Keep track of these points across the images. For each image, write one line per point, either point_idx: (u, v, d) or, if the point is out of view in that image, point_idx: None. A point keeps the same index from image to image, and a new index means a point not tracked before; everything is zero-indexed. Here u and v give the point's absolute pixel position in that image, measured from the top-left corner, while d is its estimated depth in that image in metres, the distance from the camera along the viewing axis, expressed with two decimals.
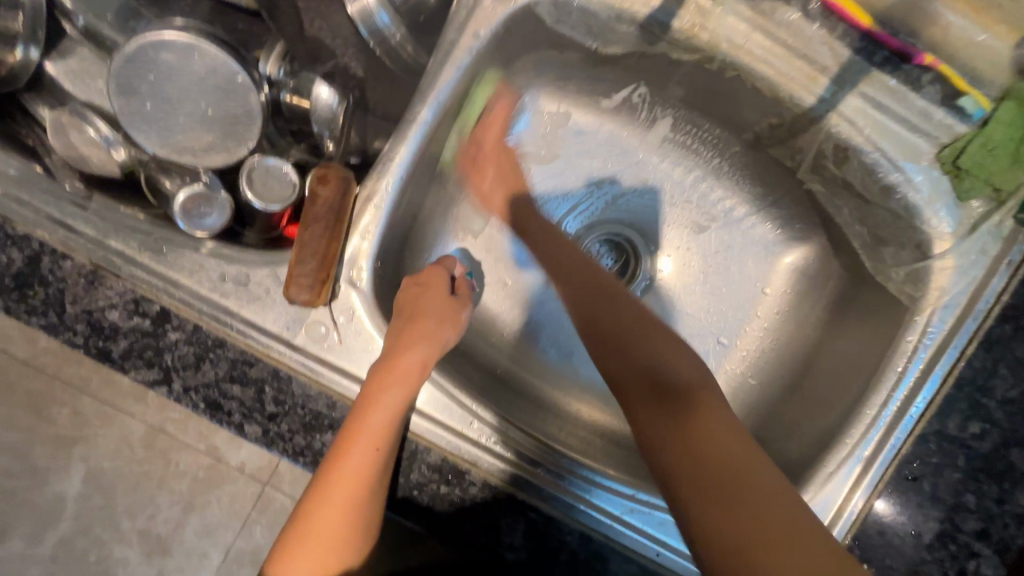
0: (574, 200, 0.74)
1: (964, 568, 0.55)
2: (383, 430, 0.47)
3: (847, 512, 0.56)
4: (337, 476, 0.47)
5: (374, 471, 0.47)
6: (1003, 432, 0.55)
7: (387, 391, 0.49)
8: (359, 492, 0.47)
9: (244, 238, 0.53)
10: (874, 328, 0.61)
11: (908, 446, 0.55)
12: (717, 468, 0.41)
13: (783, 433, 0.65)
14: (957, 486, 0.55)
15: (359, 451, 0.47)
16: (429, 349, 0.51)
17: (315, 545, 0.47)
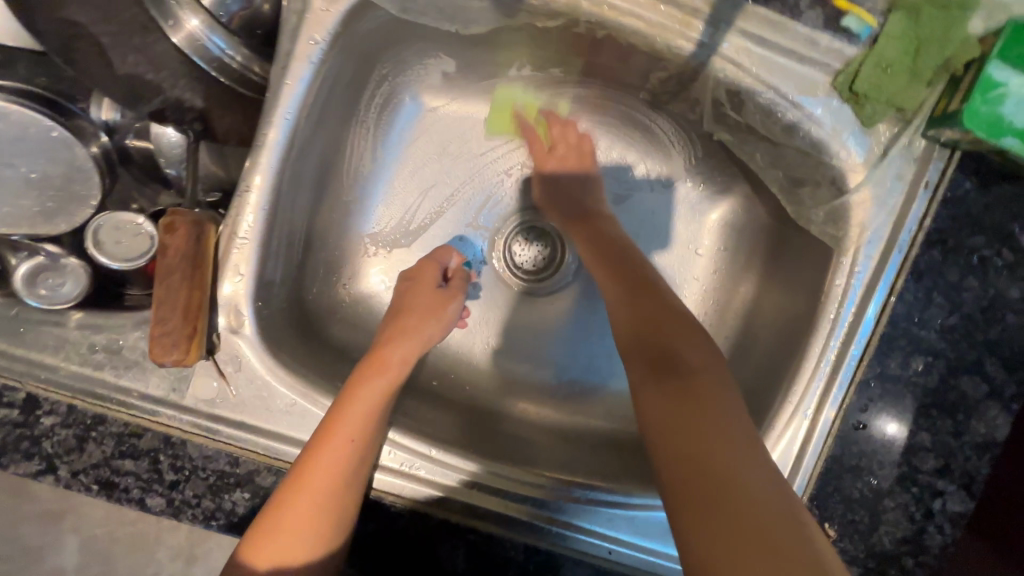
0: (484, 193, 0.70)
1: (929, 508, 0.53)
2: (367, 422, 0.47)
3: (800, 474, 0.53)
4: (310, 462, 0.45)
5: (351, 464, 0.46)
6: (947, 362, 0.52)
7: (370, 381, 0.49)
8: (331, 482, 0.45)
9: (124, 297, 0.50)
10: (804, 275, 0.57)
11: (852, 395, 0.52)
12: (691, 442, 0.40)
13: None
14: (910, 426, 0.52)
15: (335, 442, 0.46)
16: (410, 346, 0.54)
17: (287, 531, 0.44)
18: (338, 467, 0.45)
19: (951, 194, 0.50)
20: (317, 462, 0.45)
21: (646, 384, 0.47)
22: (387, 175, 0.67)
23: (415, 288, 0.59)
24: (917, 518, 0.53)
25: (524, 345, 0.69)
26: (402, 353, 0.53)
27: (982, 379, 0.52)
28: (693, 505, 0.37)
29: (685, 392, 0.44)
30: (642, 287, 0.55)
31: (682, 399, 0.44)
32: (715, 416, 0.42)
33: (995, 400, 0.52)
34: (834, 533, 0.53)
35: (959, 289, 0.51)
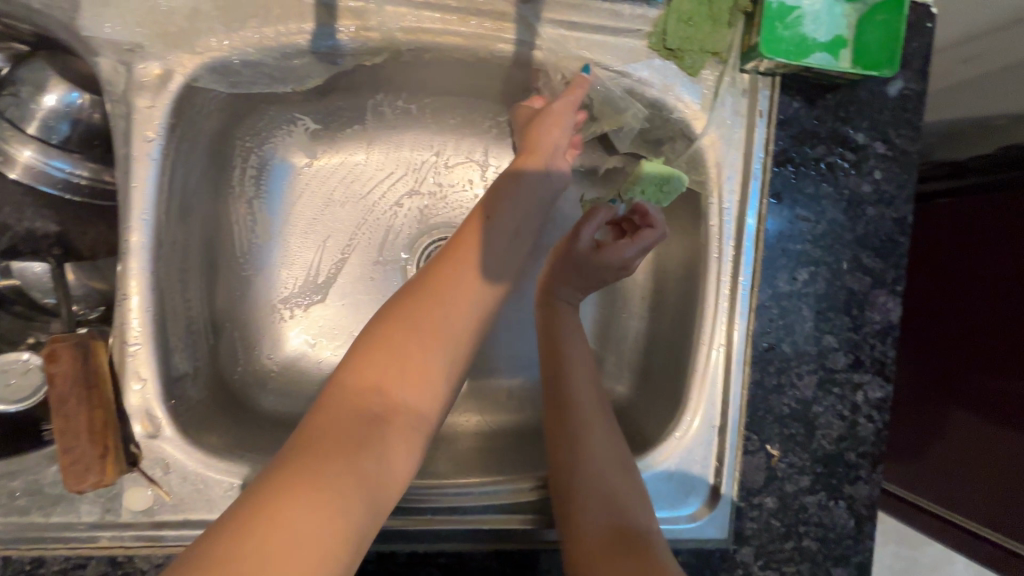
0: (382, 228, 0.70)
1: (855, 402, 0.57)
2: (433, 372, 0.41)
3: (731, 412, 0.55)
4: (388, 328, 0.41)
5: (443, 335, 0.42)
6: (829, 268, 0.55)
7: (439, 316, 0.42)
8: (410, 357, 0.40)
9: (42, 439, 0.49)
10: (686, 225, 0.60)
11: (755, 322, 0.55)
12: None
13: (658, 363, 0.63)
14: (814, 334, 0.56)
15: (434, 305, 0.43)
16: (500, 237, 0.49)
17: (350, 404, 0.38)
18: (432, 330, 0.42)
19: (783, 116, 0.54)
20: (405, 324, 0.41)
21: (597, 553, 0.45)
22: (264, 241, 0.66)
23: (490, 204, 0.50)
24: (846, 414, 0.57)
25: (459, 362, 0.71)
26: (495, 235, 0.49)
27: (864, 273, 0.56)
28: None
29: (632, 557, 0.44)
30: (567, 405, 0.54)
31: (630, 569, 0.42)
32: None
33: (881, 287, 0.56)
34: (776, 452, 0.56)
35: (818, 199, 0.55)
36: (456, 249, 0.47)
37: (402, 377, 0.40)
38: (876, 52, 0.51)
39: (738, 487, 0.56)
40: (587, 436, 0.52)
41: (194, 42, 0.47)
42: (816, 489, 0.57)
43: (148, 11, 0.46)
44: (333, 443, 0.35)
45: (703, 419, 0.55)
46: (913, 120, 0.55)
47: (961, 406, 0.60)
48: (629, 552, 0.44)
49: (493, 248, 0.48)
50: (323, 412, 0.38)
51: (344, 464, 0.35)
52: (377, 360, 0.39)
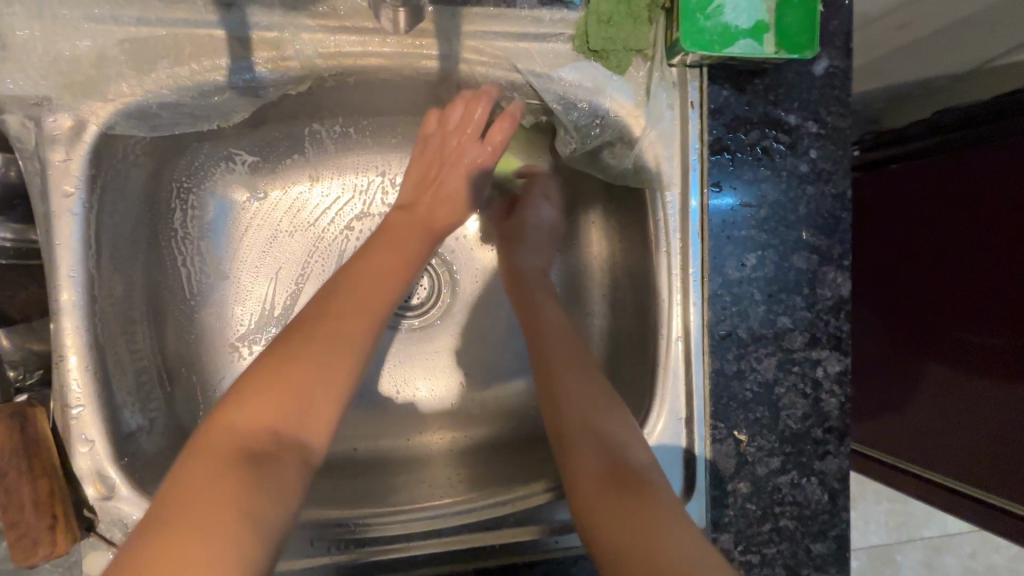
0: (334, 254, 0.69)
1: (815, 378, 0.57)
2: (321, 402, 0.46)
3: (696, 404, 0.55)
4: (279, 359, 0.47)
5: (334, 364, 0.47)
6: (777, 249, 0.56)
7: (322, 351, 0.47)
8: (302, 386, 0.46)
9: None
10: (635, 222, 0.61)
11: (709, 312, 0.55)
12: (627, 555, 0.43)
13: (624, 363, 0.64)
14: (769, 316, 0.56)
15: (321, 335, 0.48)
16: (393, 259, 0.56)
17: (232, 438, 0.42)
18: (323, 353, 0.48)
19: (715, 104, 0.54)
20: (295, 357, 0.47)
21: (594, 486, 0.48)
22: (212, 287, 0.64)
23: (385, 235, 0.58)
24: (808, 391, 0.57)
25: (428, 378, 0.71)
26: (392, 260, 0.56)
27: (810, 251, 0.56)
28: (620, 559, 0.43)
29: (618, 497, 0.47)
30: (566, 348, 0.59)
31: (612, 506, 0.46)
32: (650, 521, 0.45)
33: (829, 263, 0.57)
34: (744, 437, 0.56)
35: (757, 182, 0.55)
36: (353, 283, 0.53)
37: (295, 412, 0.45)
38: (797, 34, 0.51)
39: (710, 475, 0.56)
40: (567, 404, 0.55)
41: (104, 90, 0.45)
42: (786, 468, 0.57)
43: (51, 61, 0.45)
44: (220, 478, 0.40)
45: (668, 414, 0.56)
46: (842, 97, 0.56)
47: (938, 360, 0.72)
48: (622, 488, 0.47)
49: (386, 283, 0.54)
50: (211, 454, 0.41)
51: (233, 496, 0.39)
52: (259, 399, 0.44)
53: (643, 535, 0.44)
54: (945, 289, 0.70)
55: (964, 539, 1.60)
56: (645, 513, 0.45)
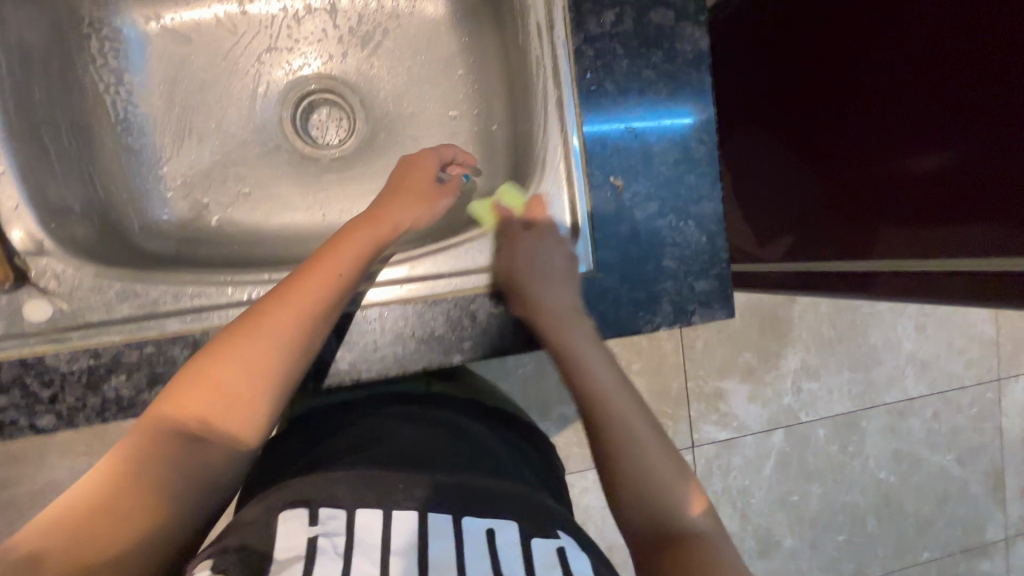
0: (248, 86, 0.74)
1: (683, 128, 0.63)
2: (248, 397, 0.49)
3: (574, 158, 0.62)
4: (231, 351, 0.49)
5: (272, 363, 0.50)
6: (633, 7, 0.61)
7: (243, 367, 0.49)
8: (245, 367, 0.49)
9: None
10: None
11: (575, 65, 0.61)
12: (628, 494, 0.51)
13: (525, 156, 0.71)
14: (631, 71, 0.62)
15: (262, 337, 0.50)
16: (342, 258, 0.56)
17: (162, 421, 0.47)
18: (271, 348, 0.50)
19: None
20: (237, 349, 0.49)
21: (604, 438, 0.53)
22: (174, 144, 0.72)
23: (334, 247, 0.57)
24: (678, 141, 0.63)
25: (345, 198, 0.78)
26: (342, 266, 0.56)
27: (666, 8, 0.62)
28: (622, 495, 0.51)
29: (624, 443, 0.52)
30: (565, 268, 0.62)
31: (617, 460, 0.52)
32: (635, 474, 0.51)
33: (686, 19, 0.62)
34: (621, 183, 0.62)
35: None
36: (300, 282, 0.54)
37: (223, 409, 0.48)
38: None
39: (592, 218, 0.62)
40: (549, 288, 0.60)
41: None
42: (665, 212, 0.63)
43: None
44: (140, 470, 0.44)
45: (549, 169, 0.63)
46: None
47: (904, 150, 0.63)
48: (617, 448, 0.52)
49: (323, 288, 0.54)
50: (136, 430, 0.46)
51: (140, 482, 0.44)
52: (190, 387, 0.48)
53: (640, 495, 0.50)
54: (907, 104, 0.62)
55: (925, 403, 1.59)
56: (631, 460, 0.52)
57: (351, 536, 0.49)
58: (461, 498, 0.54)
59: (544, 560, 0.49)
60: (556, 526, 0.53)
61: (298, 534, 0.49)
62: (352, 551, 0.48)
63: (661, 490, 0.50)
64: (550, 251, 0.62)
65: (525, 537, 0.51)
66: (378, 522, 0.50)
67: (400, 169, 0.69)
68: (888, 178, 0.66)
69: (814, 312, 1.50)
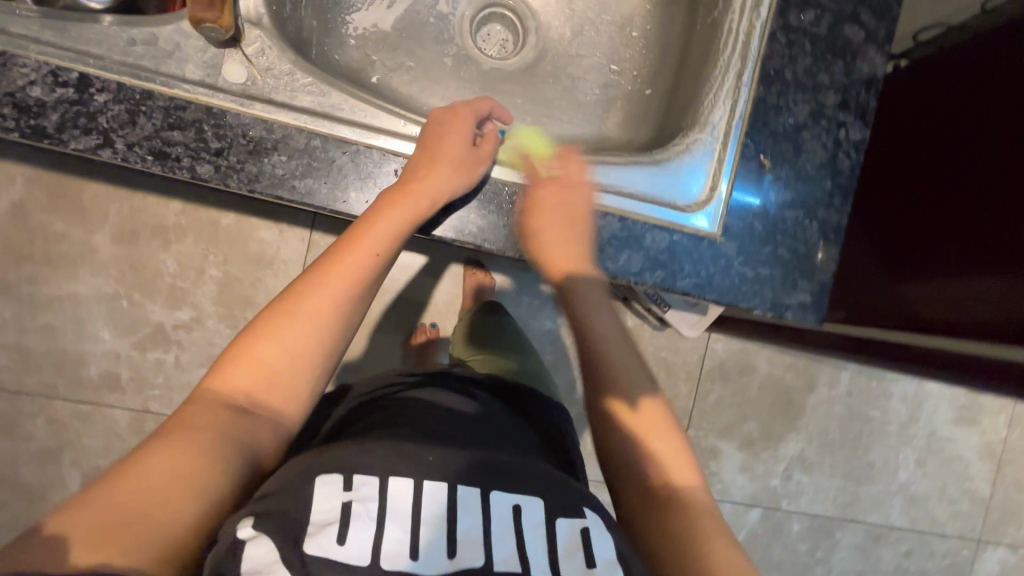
0: None
1: (837, 137, 0.66)
2: (293, 365, 0.47)
3: (733, 129, 0.66)
4: (282, 319, 0.47)
5: (322, 325, 0.48)
6: (833, 14, 0.66)
7: (285, 345, 0.46)
8: (299, 341, 0.47)
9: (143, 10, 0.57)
10: None
11: (764, 46, 0.65)
12: (673, 536, 0.45)
13: (677, 115, 0.73)
14: (811, 69, 0.66)
15: (318, 298, 0.48)
16: (391, 222, 0.53)
17: (210, 399, 0.44)
18: (330, 305, 0.49)
19: None
20: (290, 318, 0.47)
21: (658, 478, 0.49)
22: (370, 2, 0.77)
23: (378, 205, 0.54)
24: (829, 146, 0.66)
25: (486, 102, 0.81)
26: (388, 223, 0.53)
27: (859, 26, 0.66)
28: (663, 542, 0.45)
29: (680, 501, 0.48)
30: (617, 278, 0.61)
31: (674, 507, 0.47)
32: (698, 529, 0.45)
33: (872, 43, 0.66)
34: (768, 163, 0.66)
35: None
36: (353, 241, 0.52)
37: (266, 382, 0.45)
38: None
39: (732, 185, 0.66)
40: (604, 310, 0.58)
41: None
42: (796, 205, 0.66)
43: None
44: (201, 442, 0.40)
45: (707, 129, 0.67)
46: None
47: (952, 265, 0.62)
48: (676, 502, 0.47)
49: (367, 254, 0.51)
50: (186, 412, 0.43)
51: (198, 446, 0.40)
52: (243, 359, 0.46)
53: (687, 537, 0.45)
54: (967, 238, 0.61)
55: (902, 535, 1.40)
56: (698, 520, 0.46)
57: (384, 501, 0.42)
58: (469, 468, 0.47)
59: (567, 541, 0.43)
60: (584, 505, 0.47)
61: (331, 496, 0.41)
62: (386, 518, 0.41)
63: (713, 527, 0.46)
64: (684, 202, 0.65)
65: (550, 516, 0.44)
66: (412, 492, 0.43)
67: (433, 126, 0.60)
68: (924, 303, 0.65)
69: (827, 408, 1.35)
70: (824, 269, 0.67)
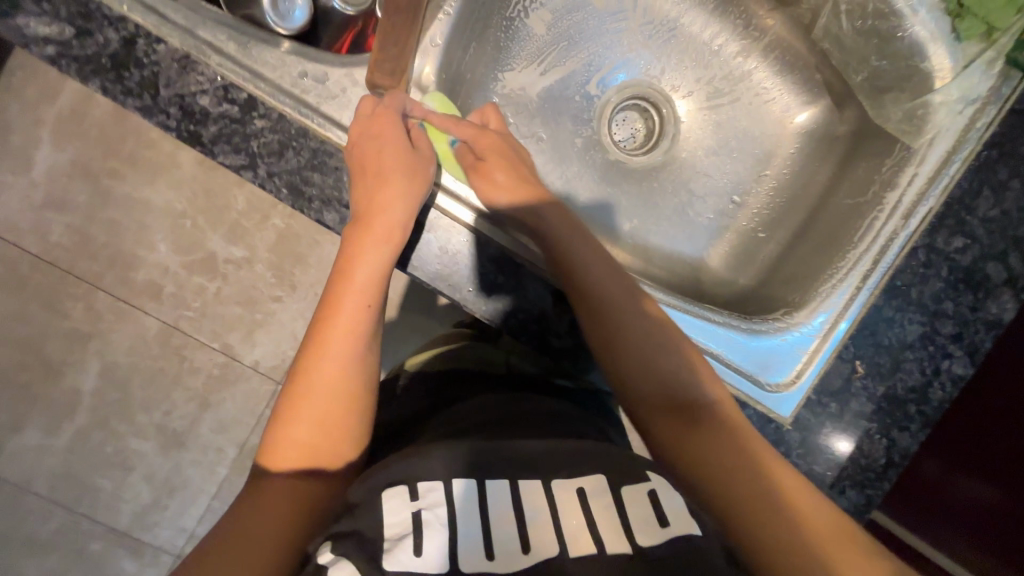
0: (606, 59, 0.79)
1: (938, 367, 0.65)
2: (321, 431, 0.47)
3: (841, 327, 0.64)
4: (298, 404, 0.48)
5: (333, 386, 0.48)
6: (982, 247, 0.63)
7: (306, 423, 0.47)
8: (316, 414, 0.48)
9: (318, 42, 0.59)
10: (890, 178, 0.66)
11: (902, 258, 0.64)
12: (797, 535, 0.45)
13: (786, 280, 0.72)
14: (939, 294, 0.64)
15: (325, 367, 0.49)
16: (373, 263, 0.51)
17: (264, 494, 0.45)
18: (329, 369, 0.48)
19: (1018, 106, 0.63)
20: (305, 401, 0.48)
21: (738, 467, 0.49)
22: (520, 64, 0.76)
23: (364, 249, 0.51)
24: (927, 371, 0.65)
25: (601, 192, 0.81)
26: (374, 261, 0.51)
27: (1004, 266, 0.64)
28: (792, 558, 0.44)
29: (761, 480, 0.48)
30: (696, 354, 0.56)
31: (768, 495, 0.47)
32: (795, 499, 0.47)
33: (1010, 287, 0.64)
34: (860, 370, 0.64)
35: (1003, 194, 0.63)
36: (345, 291, 0.51)
37: (310, 458, 0.47)
38: None
39: (817, 380, 0.64)
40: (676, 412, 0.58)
41: None
42: (873, 418, 0.65)
43: None
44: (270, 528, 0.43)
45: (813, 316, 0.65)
46: None
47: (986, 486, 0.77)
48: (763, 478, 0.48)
49: (358, 301, 0.50)
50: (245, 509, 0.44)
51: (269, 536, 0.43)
52: (279, 444, 0.47)
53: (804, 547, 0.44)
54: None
55: None
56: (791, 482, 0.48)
57: (450, 505, 0.42)
58: (495, 456, 0.48)
59: (635, 500, 0.43)
60: (646, 468, 0.47)
61: (400, 507, 0.42)
62: (455, 521, 0.41)
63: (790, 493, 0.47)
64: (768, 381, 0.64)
65: (614, 487, 0.44)
66: (478, 498, 0.43)
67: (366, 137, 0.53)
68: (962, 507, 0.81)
69: None
70: (880, 487, 0.65)
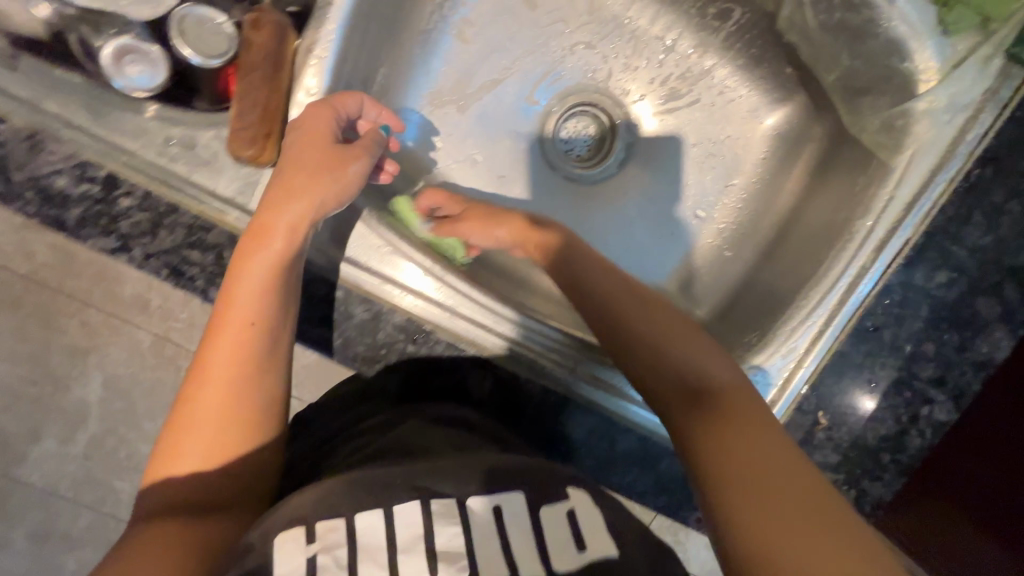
0: (545, 65, 0.70)
1: (917, 414, 0.56)
2: (206, 455, 0.42)
3: (801, 375, 0.56)
4: (178, 433, 0.42)
5: (224, 399, 0.42)
6: (970, 280, 0.55)
7: (191, 449, 0.42)
8: (203, 437, 0.42)
9: (191, 101, 0.50)
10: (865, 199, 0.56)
11: (874, 296, 0.55)
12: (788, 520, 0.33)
13: (749, 315, 0.63)
14: (918, 335, 0.55)
15: (213, 380, 0.42)
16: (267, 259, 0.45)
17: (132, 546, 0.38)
18: (221, 377, 0.43)
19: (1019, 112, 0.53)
20: (187, 425, 0.42)
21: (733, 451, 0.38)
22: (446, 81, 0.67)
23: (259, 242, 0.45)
24: (902, 418, 0.56)
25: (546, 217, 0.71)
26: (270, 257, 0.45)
27: (997, 301, 0.55)
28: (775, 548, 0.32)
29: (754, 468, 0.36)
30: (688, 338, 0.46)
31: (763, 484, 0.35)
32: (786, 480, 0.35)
33: (1004, 322, 0.55)
34: (825, 422, 0.56)
35: (995, 221, 0.54)
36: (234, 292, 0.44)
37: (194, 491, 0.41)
38: None
39: None
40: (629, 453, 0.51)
41: None
42: (840, 468, 0.57)
43: None
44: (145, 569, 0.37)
45: (773, 363, 0.56)
46: None
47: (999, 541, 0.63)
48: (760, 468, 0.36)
49: (252, 299, 0.44)
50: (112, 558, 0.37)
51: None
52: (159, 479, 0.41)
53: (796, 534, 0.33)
54: None
55: None
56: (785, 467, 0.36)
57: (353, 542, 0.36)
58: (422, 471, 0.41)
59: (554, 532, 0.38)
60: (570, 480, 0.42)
61: (295, 552, 0.35)
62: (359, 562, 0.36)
63: (796, 460, 0.37)
64: None
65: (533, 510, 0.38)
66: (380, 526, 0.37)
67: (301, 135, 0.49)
68: None
69: None
70: None
